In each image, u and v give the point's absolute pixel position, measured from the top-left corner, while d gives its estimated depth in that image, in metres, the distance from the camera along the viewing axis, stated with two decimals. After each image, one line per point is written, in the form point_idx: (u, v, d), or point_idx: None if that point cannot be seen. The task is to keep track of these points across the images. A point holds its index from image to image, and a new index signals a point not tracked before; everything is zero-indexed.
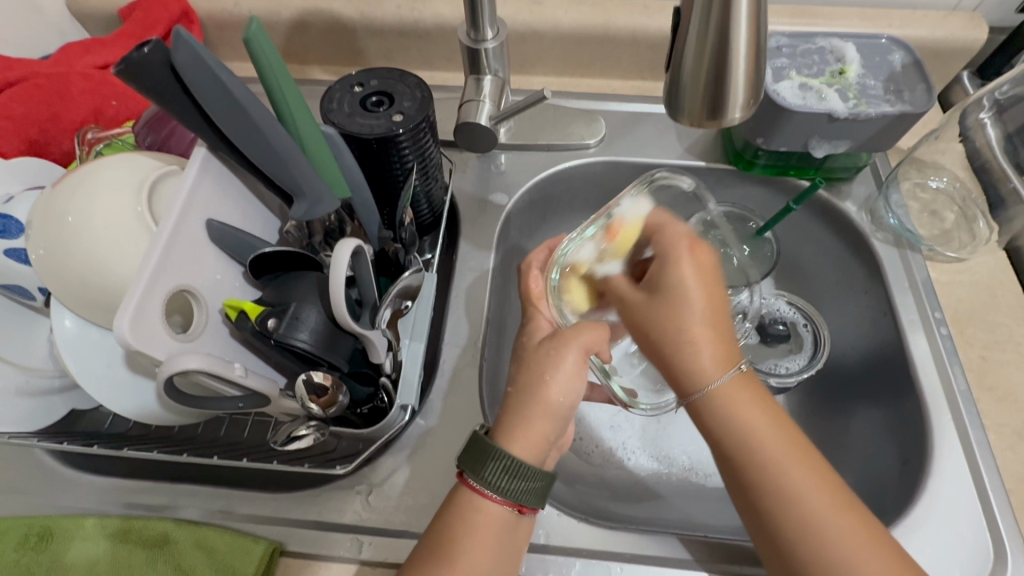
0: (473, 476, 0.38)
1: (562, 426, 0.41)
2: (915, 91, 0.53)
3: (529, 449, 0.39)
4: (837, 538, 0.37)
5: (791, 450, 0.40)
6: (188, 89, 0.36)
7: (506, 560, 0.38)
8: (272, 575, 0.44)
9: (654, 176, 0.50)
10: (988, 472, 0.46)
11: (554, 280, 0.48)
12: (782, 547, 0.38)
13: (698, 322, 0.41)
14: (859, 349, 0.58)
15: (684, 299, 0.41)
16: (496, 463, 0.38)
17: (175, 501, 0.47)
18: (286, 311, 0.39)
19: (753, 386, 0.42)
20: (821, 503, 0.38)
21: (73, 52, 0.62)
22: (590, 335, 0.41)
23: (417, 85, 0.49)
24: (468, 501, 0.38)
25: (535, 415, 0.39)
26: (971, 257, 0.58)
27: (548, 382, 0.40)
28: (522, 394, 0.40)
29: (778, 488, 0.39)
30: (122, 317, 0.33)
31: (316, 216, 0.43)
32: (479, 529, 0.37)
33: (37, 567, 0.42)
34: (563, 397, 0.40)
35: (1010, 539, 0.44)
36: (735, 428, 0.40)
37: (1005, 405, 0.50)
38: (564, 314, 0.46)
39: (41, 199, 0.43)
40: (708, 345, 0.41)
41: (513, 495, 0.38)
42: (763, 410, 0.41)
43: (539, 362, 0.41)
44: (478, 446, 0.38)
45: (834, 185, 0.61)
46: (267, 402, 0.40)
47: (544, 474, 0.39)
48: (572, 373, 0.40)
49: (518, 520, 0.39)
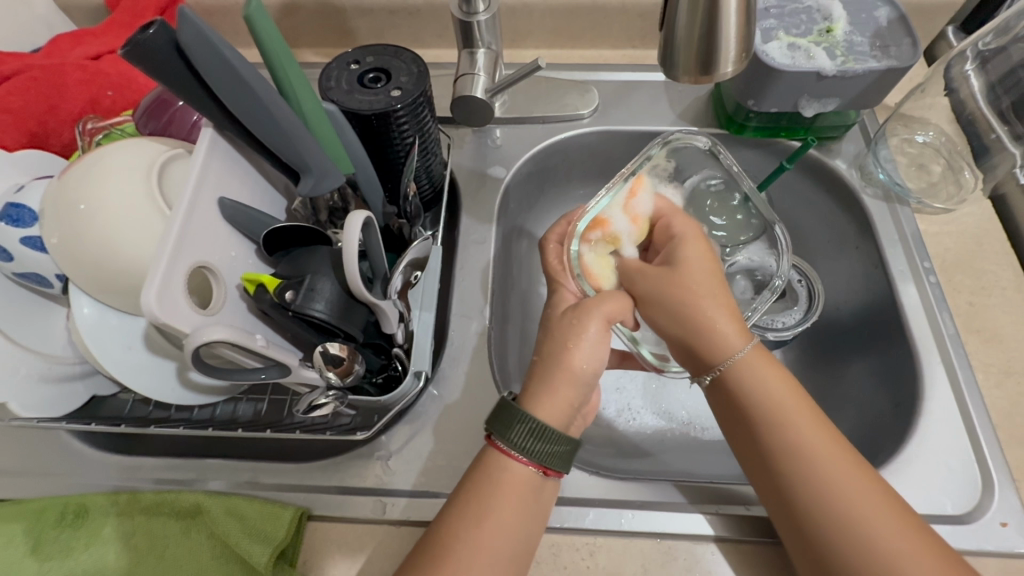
0: (500, 437, 0.40)
1: (586, 394, 0.43)
2: (901, 46, 0.54)
3: (558, 415, 0.41)
4: (846, 490, 0.39)
5: (808, 421, 0.42)
6: (193, 67, 0.36)
7: (531, 520, 0.40)
8: (300, 537, 0.46)
9: (668, 138, 0.55)
10: (976, 410, 0.49)
11: (576, 247, 0.48)
12: (790, 498, 0.40)
13: (701, 297, 0.44)
14: (851, 303, 0.60)
15: (691, 277, 0.45)
16: (523, 426, 0.40)
17: (200, 475, 0.49)
18: (302, 283, 0.40)
19: (761, 355, 0.44)
20: (828, 456, 0.40)
21: (64, 44, 0.61)
22: (612, 305, 0.44)
23: (413, 60, 0.50)
24: (496, 461, 0.40)
25: (560, 380, 0.41)
26: (958, 208, 0.59)
27: (571, 349, 0.42)
28: (547, 361, 0.42)
29: (783, 444, 0.41)
30: (148, 293, 0.34)
31: (322, 192, 0.45)
32: (507, 487, 0.39)
33: (76, 541, 0.44)
34: (586, 363, 0.42)
35: (998, 470, 0.46)
36: (744, 395, 0.43)
37: (992, 346, 0.52)
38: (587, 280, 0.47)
39: (51, 188, 0.44)
40: (714, 318, 0.44)
41: (537, 457, 0.40)
42: (771, 376, 0.43)
43: (563, 330, 0.42)
44: (504, 411, 0.40)
45: (823, 144, 0.63)
46: (288, 372, 0.41)
47: (568, 439, 0.40)
48: (596, 342, 0.42)
49: (543, 481, 0.41)
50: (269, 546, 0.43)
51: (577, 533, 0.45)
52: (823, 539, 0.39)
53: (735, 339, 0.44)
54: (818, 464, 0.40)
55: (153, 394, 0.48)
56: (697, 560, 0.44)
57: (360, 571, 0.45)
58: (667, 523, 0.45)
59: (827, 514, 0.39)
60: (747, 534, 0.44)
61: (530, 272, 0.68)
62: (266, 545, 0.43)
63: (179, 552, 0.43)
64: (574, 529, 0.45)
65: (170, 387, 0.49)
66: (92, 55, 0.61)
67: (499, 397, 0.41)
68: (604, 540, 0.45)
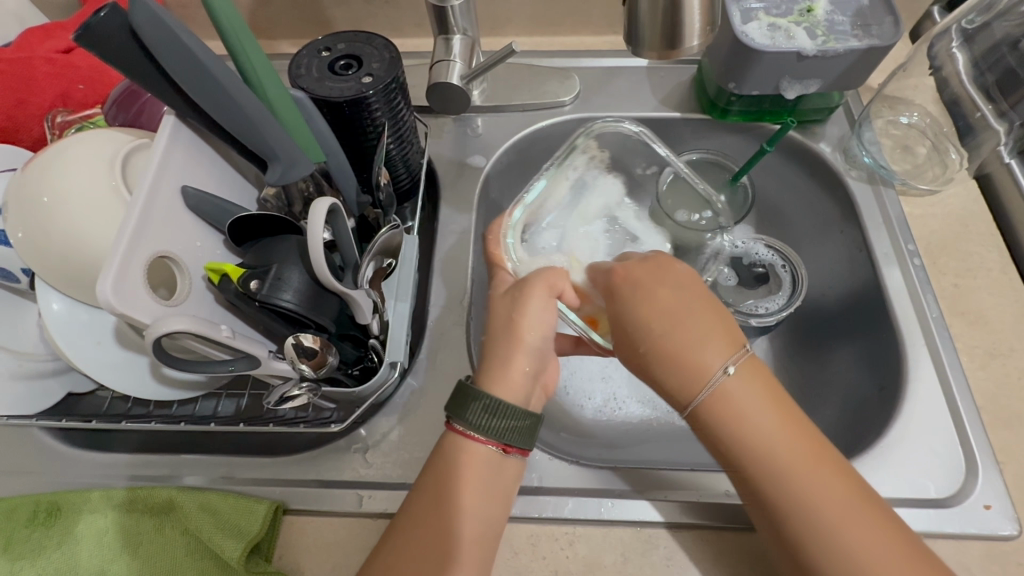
0: (457, 419, 0.40)
1: (540, 363, 0.44)
2: (883, 25, 0.53)
3: (512, 390, 0.42)
4: (839, 519, 0.37)
5: (800, 447, 0.39)
6: (150, 52, 0.35)
7: (493, 500, 0.40)
8: (276, 532, 0.45)
9: (592, 126, 0.56)
10: (960, 392, 0.48)
11: (509, 243, 0.50)
12: (787, 530, 0.38)
13: (677, 324, 0.43)
14: (836, 288, 0.59)
15: (666, 305, 0.43)
16: (477, 403, 0.40)
17: (176, 470, 0.48)
18: (268, 273, 0.39)
19: (757, 379, 0.41)
20: (827, 488, 0.38)
21: (33, 36, 0.60)
22: (553, 274, 0.44)
23: (385, 46, 0.49)
24: (453, 444, 0.40)
25: (510, 350, 0.42)
26: (944, 188, 0.58)
27: (518, 322, 0.43)
28: (498, 335, 0.43)
29: (780, 479, 0.39)
30: (105, 282, 0.33)
31: (292, 179, 0.43)
32: (466, 467, 0.40)
33: (49, 540, 0.44)
34: (534, 331, 0.43)
35: (982, 452, 0.46)
36: (738, 428, 0.40)
37: (977, 328, 0.52)
38: (519, 262, 0.49)
39: (13, 181, 0.43)
40: (697, 348, 0.42)
41: (495, 434, 0.40)
42: (769, 402, 0.41)
43: (507, 306, 0.44)
44: (459, 390, 0.41)
45: (807, 128, 0.62)
46: (258, 363, 0.40)
47: (528, 413, 0.41)
48: (541, 312, 0.43)
49: (504, 460, 0.41)
50: (242, 540, 0.42)
51: (556, 523, 0.45)
52: (820, 575, 0.37)
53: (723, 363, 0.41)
54: (817, 497, 0.38)
55: (126, 391, 0.47)
56: (677, 549, 0.43)
57: (338, 565, 0.44)
58: (646, 511, 0.44)
59: (824, 547, 0.37)
60: (726, 521, 0.43)
61: None
62: (239, 540, 0.42)
63: (152, 549, 0.43)
64: (553, 519, 0.44)
65: (142, 382, 0.48)
66: (61, 49, 0.59)
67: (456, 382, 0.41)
68: (584, 530, 0.44)
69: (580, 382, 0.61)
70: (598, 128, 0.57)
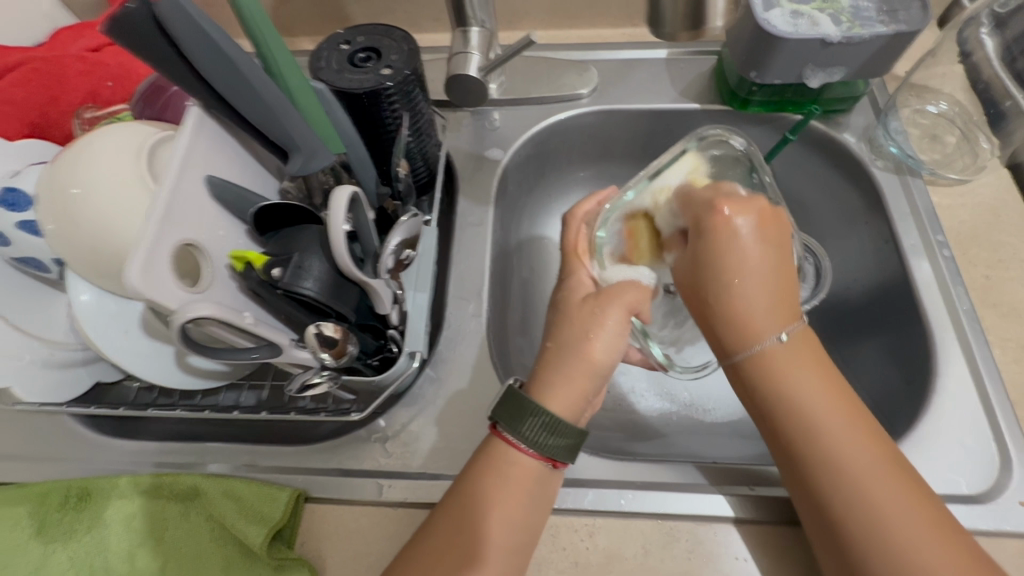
0: (510, 430, 0.41)
1: (600, 386, 0.43)
2: (910, 11, 0.52)
3: (569, 404, 0.41)
4: (880, 494, 0.37)
5: (845, 414, 0.40)
6: (174, 43, 0.35)
7: (537, 509, 0.41)
8: (298, 519, 0.45)
9: (705, 133, 0.48)
10: (994, 386, 0.47)
11: (601, 237, 0.47)
12: (814, 489, 0.39)
13: (751, 276, 0.41)
14: (862, 281, 0.58)
15: (741, 260, 0.41)
16: (536, 419, 0.40)
17: (201, 458, 0.49)
18: (290, 261, 0.40)
19: (809, 344, 0.42)
20: (862, 453, 0.39)
21: (67, 37, 0.62)
22: (634, 295, 0.43)
23: (404, 38, 0.49)
24: (505, 453, 0.41)
25: (577, 370, 0.41)
26: (974, 178, 0.57)
27: (593, 340, 0.41)
28: (565, 351, 0.42)
29: (817, 437, 0.39)
30: (132, 267, 0.34)
31: (312, 171, 0.44)
32: (515, 476, 0.40)
33: (78, 524, 0.45)
34: (605, 354, 0.41)
35: (1016, 447, 0.44)
36: (782, 385, 0.41)
37: (1009, 320, 0.50)
38: (605, 267, 0.46)
39: (46, 172, 0.44)
40: (761, 307, 0.41)
41: (545, 449, 0.41)
42: (817, 368, 0.41)
43: (584, 319, 0.42)
44: (516, 401, 0.41)
45: (831, 118, 0.61)
46: (280, 351, 0.41)
47: (577, 431, 0.41)
48: (616, 333, 0.42)
49: (551, 474, 0.42)
50: (265, 527, 0.42)
51: (576, 514, 0.44)
52: (852, 543, 0.37)
53: (777, 329, 0.41)
54: (851, 460, 0.38)
55: (154, 379, 0.48)
56: (700, 542, 0.43)
57: (359, 553, 0.44)
58: (668, 503, 0.43)
59: (851, 508, 0.37)
60: (751, 515, 0.43)
61: (530, 257, 0.67)
62: (262, 526, 0.42)
63: (179, 534, 0.43)
64: (573, 510, 0.44)
65: (168, 372, 0.49)
66: (93, 48, 0.61)
67: (507, 387, 0.41)
68: (604, 521, 0.44)
69: None
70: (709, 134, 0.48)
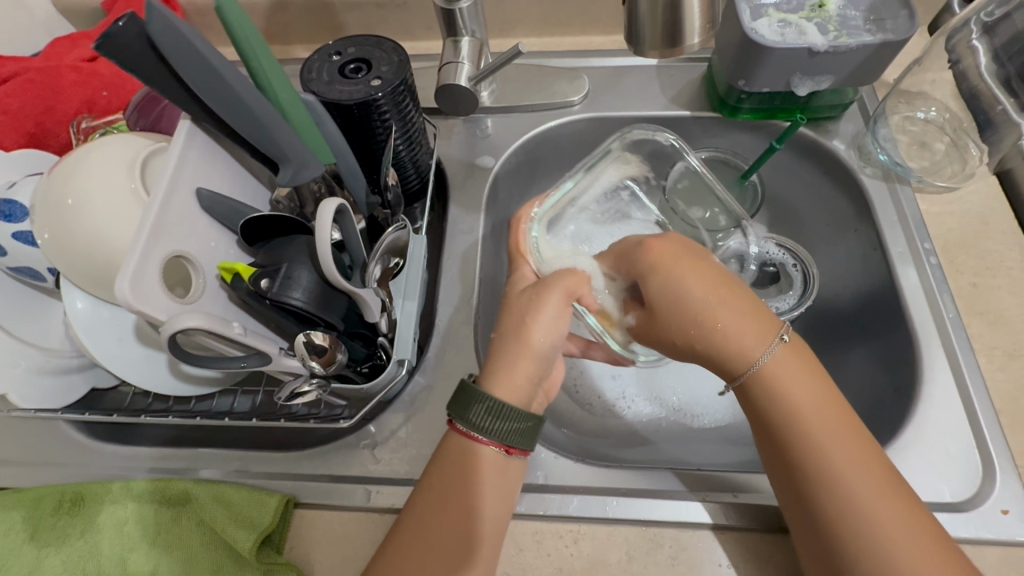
0: (460, 420, 0.41)
1: (545, 368, 0.44)
2: (897, 19, 0.52)
3: (514, 390, 0.42)
4: (874, 505, 0.38)
5: (838, 428, 0.41)
6: (164, 59, 0.36)
7: (500, 498, 0.41)
8: (287, 524, 0.46)
9: (627, 133, 0.57)
10: (977, 394, 0.47)
11: (534, 235, 0.52)
12: (808, 501, 0.39)
13: (714, 304, 0.43)
14: (850, 288, 0.58)
15: (689, 293, 0.44)
16: (480, 405, 0.40)
17: (194, 463, 0.50)
18: (278, 271, 0.41)
19: (798, 360, 0.43)
20: (854, 467, 0.39)
21: (62, 47, 0.63)
22: (571, 280, 0.45)
23: (394, 49, 0.49)
24: (459, 443, 0.41)
25: (518, 356, 0.42)
26: (963, 185, 0.57)
27: (530, 325, 0.43)
28: (506, 339, 0.43)
29: (811, 455, 0.40)
30: (122, 279, 0.35)
31: (303, 180, 0.44)
32: (472, 468, 0.41)
33: (72, 529, 0.45)
34: (542, 337, 0.43)
35: (999, 456, 0.44)
36: (778, 396, 0.42)
37: (995, 328, 0.50)
38: (543, 260, 0.50)
39: (41, 183, 0.45)
40: (739, 329, 0.43)
41: (496, 436, 0.41)
42: (808, 383, 0.42)
43: (522, 306, 0.44)
44: (464, 393, 0.41)
45: (820, 125, 0.61)
46: (269, 360, 0.41)
47: (531, 415, 0.42)
48: (555, 317, 0.44)
49: (508, 460, 0.42)
50: (253, 532, 0.43)
51: (561, 520, 0.45)
52: (845, 553, 0.37)
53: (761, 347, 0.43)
54: (846, 473, 0.39)
55: (147, 385, 0.49)
56: (683, 548, 0.43)
57: (347, 557, 0.45)
58: (651, 510, 0.44)
59: (845, 516, 0.38)
60: (732, 521, 0.43)
61: None
62: (251, 531, 0.43)
63: (171, 537, 0.44)
64: (557, 517, 0.45)
65: (162, 377, 0.50)
66: (87, 57, 0.62)
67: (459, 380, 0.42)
68: (588, 528, 0.44)
69: (588, 379, 0.61)
70: (635, 135, 0.57)
